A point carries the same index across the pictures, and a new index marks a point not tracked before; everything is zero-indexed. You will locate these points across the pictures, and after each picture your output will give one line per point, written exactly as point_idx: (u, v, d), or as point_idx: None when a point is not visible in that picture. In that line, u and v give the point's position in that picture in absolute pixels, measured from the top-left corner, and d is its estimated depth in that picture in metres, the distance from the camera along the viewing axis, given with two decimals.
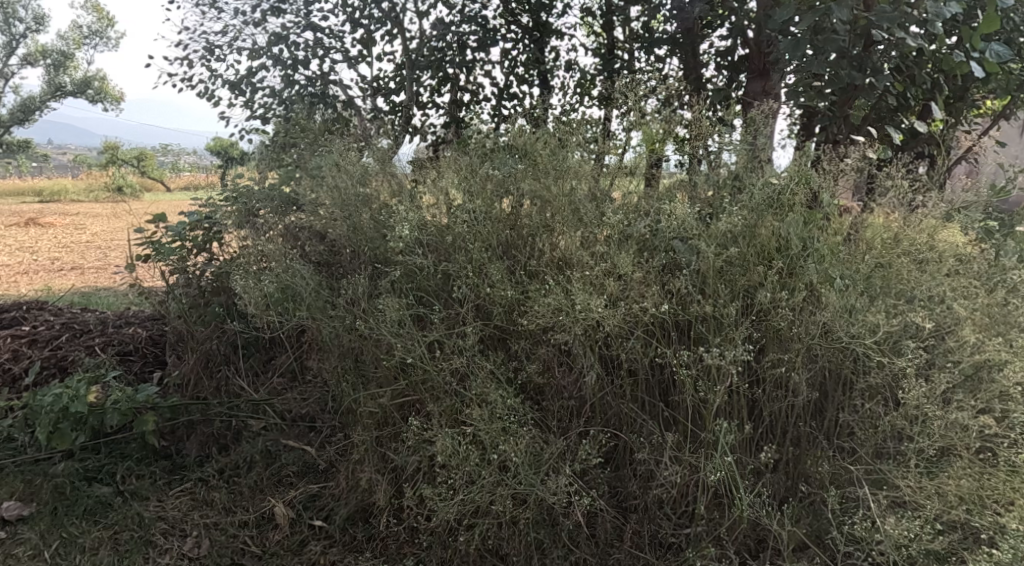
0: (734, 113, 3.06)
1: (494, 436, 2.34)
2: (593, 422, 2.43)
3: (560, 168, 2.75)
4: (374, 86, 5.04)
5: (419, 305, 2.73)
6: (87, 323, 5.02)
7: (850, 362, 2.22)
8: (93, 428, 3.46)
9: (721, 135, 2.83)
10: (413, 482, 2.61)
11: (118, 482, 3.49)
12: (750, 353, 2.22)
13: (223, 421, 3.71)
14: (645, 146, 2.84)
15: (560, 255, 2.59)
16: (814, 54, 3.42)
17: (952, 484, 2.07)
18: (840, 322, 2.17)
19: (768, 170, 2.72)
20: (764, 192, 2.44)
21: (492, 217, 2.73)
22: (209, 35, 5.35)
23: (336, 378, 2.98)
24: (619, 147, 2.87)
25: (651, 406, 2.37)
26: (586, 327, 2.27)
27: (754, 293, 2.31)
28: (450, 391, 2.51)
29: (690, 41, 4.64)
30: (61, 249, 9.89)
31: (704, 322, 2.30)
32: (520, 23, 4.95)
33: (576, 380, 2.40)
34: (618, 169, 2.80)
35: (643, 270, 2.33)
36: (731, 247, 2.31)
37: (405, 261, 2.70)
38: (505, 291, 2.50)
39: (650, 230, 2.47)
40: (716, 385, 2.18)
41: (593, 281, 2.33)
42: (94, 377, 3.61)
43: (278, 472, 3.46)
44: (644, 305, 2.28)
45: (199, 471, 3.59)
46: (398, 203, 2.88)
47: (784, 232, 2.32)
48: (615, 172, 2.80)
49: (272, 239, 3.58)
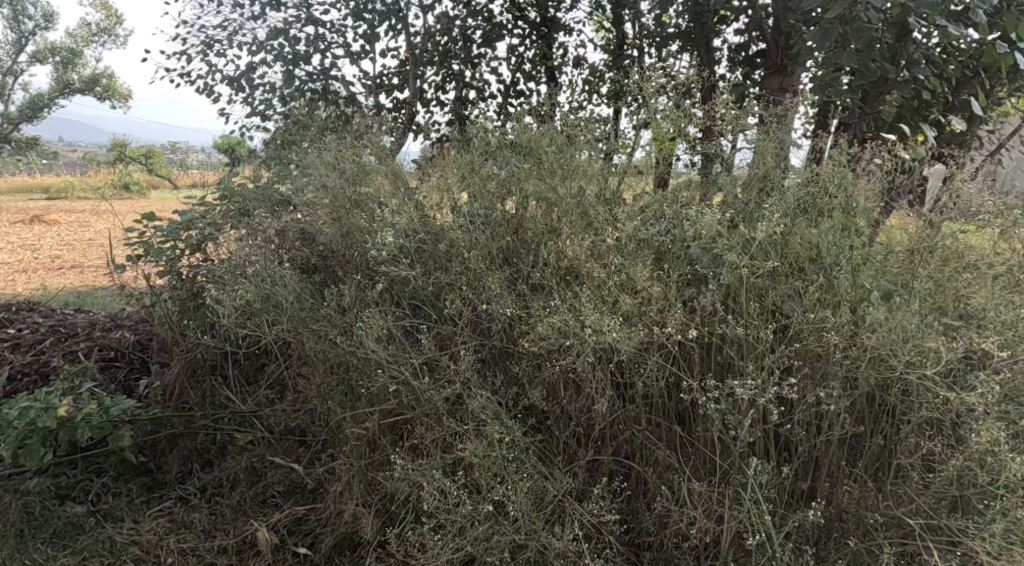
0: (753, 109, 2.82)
1: (492, 467, 2.11)
2: (604, 450, 2.19)
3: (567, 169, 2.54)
4: (376, 81, 4.80)
5: (414, 318, 2.49)
6: (73, 325, 4.81)
7: (896, 390, 1.97)
8: (66, 443, 3.24)
9: (738, 132, 2.62)
10: (403, 512, 2.40)
11: (91, 501, 3.30)
12: (783, 381, 1.96)
13: (207, 435, 3.49)
14: (654, 145, 2.62)
15: (567, 265, 2.35)
16: (840, 46, 3.15)
17: (1013, 532, 1.83)
18: (891, 347, 1.91)
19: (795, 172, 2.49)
20: (796, 197, 2.20)
21: (491, 221, 2.53)
22: (207, 28, 5.12)
23: (323, 395, 2.75)
24: (628, 145, 2.67)
25: (668, 433, 2.12)
26: (598, 350, 2.02)
27: (787, 311, 2.06)
28: (445, 415, 2.27)
29: (704, 34, 4.38)
30: (63, 247, 9.70)
31: (730, 342, 2.06)
32: (527, 19, 4.71)
33: (585, 405, 2.15)
34: (627, 169, 2.60)
35: (663, 285, 2.08)
36: (762, 259, 2.06)
37: (399, 270, 2.46)
38: (507, 307, 2.25)
39: (669, 237, 2.22)
40: (745, 417, 1.93)
41: (607, 296, 2.09)
42: (69, 387, 3.39)
43: (263, 492, 3.29)
44: (663, 324, 2.04)
45: (180, 489, 3.40)
46: (391, 205, 2.65)
47: (818, 242, 2.07)
48: (623, 172, 2.60)
49: (260, 242, 3.34)
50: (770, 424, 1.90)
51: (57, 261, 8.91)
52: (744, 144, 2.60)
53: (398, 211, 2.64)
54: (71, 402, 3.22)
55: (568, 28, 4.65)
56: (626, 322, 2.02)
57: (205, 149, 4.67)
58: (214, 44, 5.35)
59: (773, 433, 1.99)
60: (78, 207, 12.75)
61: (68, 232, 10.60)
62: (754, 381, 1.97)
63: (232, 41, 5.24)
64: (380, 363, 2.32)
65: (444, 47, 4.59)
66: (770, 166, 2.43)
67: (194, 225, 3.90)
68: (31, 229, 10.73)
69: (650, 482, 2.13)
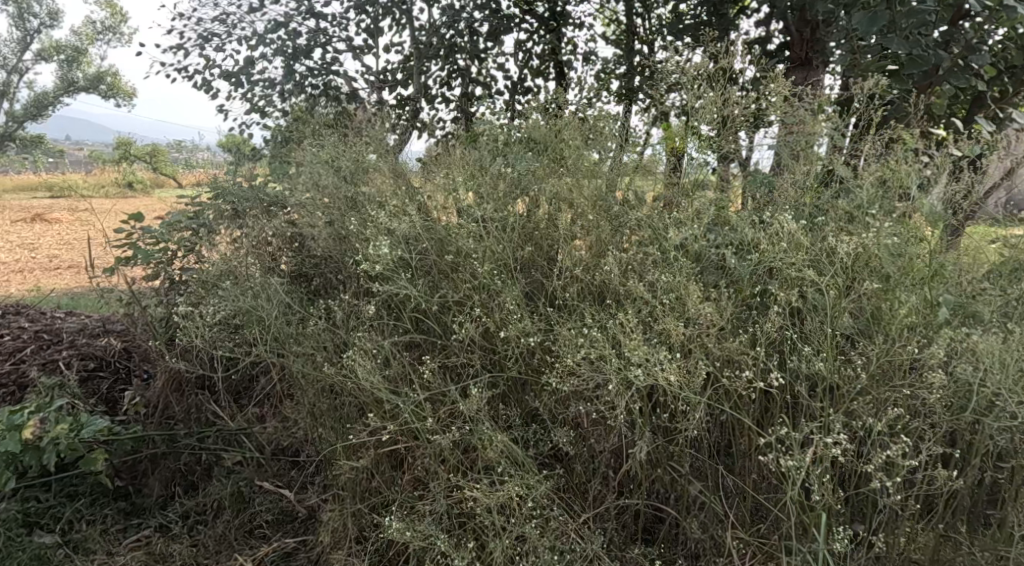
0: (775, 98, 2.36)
1: (505, 514, 1.82)
2: (632, 493, 1.91)
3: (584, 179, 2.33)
4: (379, 78, 4.50)
5: (420, 338, 2.20)
6: (57, 332, 4.51)
7: (983, 432, 1.68)
8: (35, 467, 2.96)
9: (759, 129, 2.36)
10: (402, 556, 2.11)
11: (62, 530, 3.02)
12: (852, 419, 1.67)
13: (191, 456, 3.22)
14: (666, 144, 2.35)
15: (594, 279, 2.06)
16: (888, 34, 2.83)
17: None
18: (985, 382, 1.61)
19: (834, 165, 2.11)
20: (862, 203, 1.90)
21: (506, 228, 2.24)
22: (205, 21, 4.82)
23: (316, 419, 2.48)
24: (639, 145, 2.41)
25: (709, 475, 1.84)
26: (636, 383, 1.73)
27: (853, 337, 1.77)
28: (452, 450, 1.98)
29: (724, 25, 4.01)
30: (62, 246, 9.42)
31: (789, 373, 1.76)
32: (535, 13, 4.40)
33: (616, 444, 1.86)
34: (637, 169, 2.36)
35: (711, 305, 1.77)
36: (828, 277, 1.76)
37: (403, 284, 2.17)
38: (526, 328, 1.96)
39: (711, 249, 1.93)
40: (811, 464, 1.63)
41: (645, 318, 1.80)
42: (40, 404, 3.12)
43: (251, 521, 3.01)
44: (713, 353, 1.73)
45: (161, 516, 3.12)
46: (391, 209, 2.37)
47: (891, 255, 1.78)
48: (636, 172, 2.36)
49: (248, 251, 3.04)
50: (845, 476, 1.59)
51: (55, 262, 8.64)
52: (763, 142, 2.35)
53: (401, 217, 2.35)
54: (39, 423, 2.94)
55: (580, 20, 4.36)
56: (669, 350, 1.72)
57: (207, 147, 4.22)
58: (212, 38, 5.06)
59: (845, 483, 1.68)
60: (77, 205, 12.48)
61: (69, 232, 10.25)
62: (821, 422, 1.67)
63: (231, 35, 4.94)
64: (377, 389, 2.04)
65: (448, 41, 4.29)
66: (823, 170, 2.11)
67: (184, 227, 3.60)
68: (32, 229, 10.41)
69: (685, 530, 1.85)
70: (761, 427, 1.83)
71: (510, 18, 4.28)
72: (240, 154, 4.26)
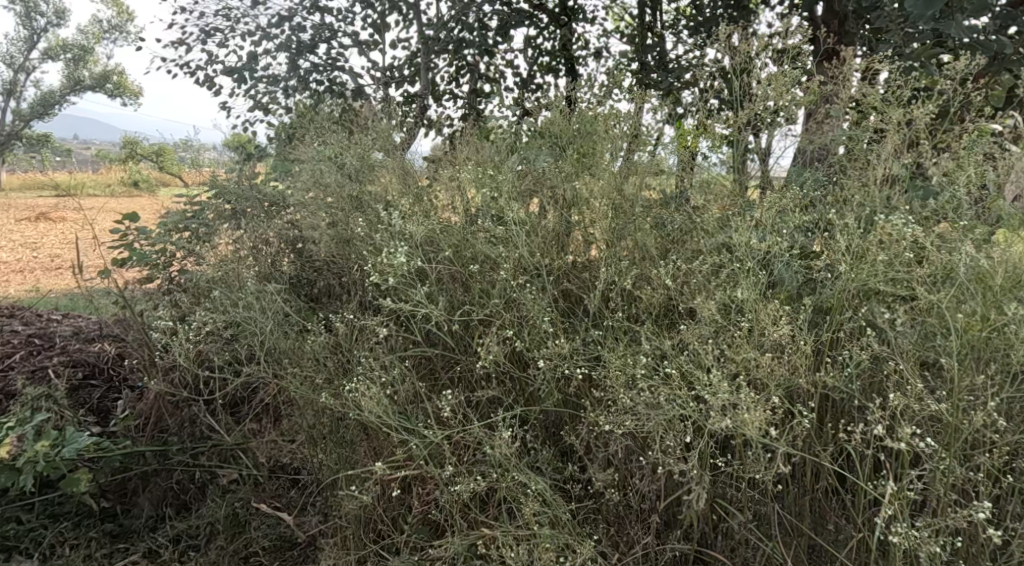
0: (809, 102, 2.11)
1: (528, 561, 1.62)
2: (669, 533, 1.71)
3: (615, 181, 2.12)
4: (386, 74, 4.25)
5: (437, 355, 2.00)
6: (50, 337, 4.24)
7: None
8: (15, 487, 2.74)
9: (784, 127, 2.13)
10: None
11: (43, 555, 2.80)
12: (940, 462, 1.45)
13: (185, 474, 3.02)
14: (677, 144, 2.15)
15: (634, 292, 1.84)
16: (941, 22, 2.56)
17: None
18: None
19: (895, 172, 1.80)
20: (940, 210, 1.67)
21: (530, 236, 2.04)
22: (208, 16, 4.60)
23: (318, 440, 2.28)
24: (651, 142, 2.22)
25: (757, 516, 1.64)
26: (687, 415, 1.51)
27: (936, 364, 1.54)
28: (470, 486, 1.78)
29: (746, 17, 3.74)
30: (64, 246, 9.20)
31: (871, 412, 1.54)
32: (547, 8, 4.14)
33: (653, 481, 1.66)
34: (649, 169, 2.17)
35: (777, 326, 1.54)
36: (912, 297, 1.53)
37: (417, 295, 1.95)
38: (557, 349, 1.75)
39: (768, 260, 1.71)
40: (892, 515, 1.42)
41: (701, 340, 1.57)
42: (22, 418, 2.91)
43: (246, 546, 2.81)
44: (778, 382, 1.52)
45: (150, 539, 2.91)
46: (403, 212, 2.15)
47: (986, 269, 1.54)
48: (653, 171, 2.19)
49: (247, 258, 2.84)
50: (958, 542, 1.40)
51: (57, 262, 8.41)
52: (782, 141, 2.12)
53: (413, 220, 2.13)
54: (17, 440, 2.73)
55: (592, 14, 4.11)
56: (727, 380, 1.51)
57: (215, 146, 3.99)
58: (214, 33, 4.84)
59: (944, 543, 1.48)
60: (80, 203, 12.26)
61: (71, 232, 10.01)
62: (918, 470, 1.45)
63: (234, 30, 4.72)
64: (388, 415, 1.83)
65: (457, 36, 4.04)
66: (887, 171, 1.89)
67: (181, 228, 3.39)
68: (33, 228, 10.14)
69: None
70: (820, 463, 1.62)
71: (522, 13, 4.02)
72: (247, 152, 4.03)
